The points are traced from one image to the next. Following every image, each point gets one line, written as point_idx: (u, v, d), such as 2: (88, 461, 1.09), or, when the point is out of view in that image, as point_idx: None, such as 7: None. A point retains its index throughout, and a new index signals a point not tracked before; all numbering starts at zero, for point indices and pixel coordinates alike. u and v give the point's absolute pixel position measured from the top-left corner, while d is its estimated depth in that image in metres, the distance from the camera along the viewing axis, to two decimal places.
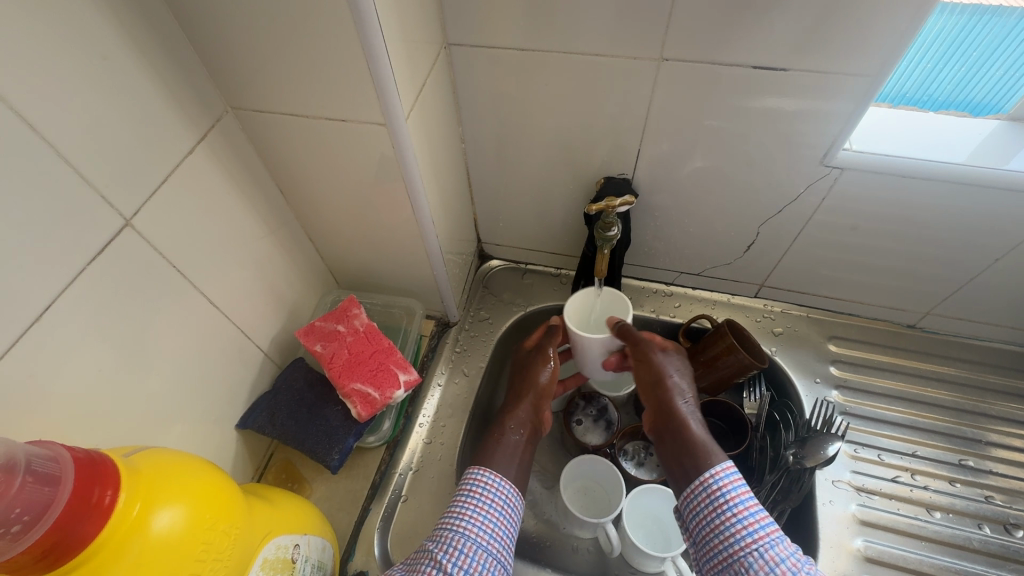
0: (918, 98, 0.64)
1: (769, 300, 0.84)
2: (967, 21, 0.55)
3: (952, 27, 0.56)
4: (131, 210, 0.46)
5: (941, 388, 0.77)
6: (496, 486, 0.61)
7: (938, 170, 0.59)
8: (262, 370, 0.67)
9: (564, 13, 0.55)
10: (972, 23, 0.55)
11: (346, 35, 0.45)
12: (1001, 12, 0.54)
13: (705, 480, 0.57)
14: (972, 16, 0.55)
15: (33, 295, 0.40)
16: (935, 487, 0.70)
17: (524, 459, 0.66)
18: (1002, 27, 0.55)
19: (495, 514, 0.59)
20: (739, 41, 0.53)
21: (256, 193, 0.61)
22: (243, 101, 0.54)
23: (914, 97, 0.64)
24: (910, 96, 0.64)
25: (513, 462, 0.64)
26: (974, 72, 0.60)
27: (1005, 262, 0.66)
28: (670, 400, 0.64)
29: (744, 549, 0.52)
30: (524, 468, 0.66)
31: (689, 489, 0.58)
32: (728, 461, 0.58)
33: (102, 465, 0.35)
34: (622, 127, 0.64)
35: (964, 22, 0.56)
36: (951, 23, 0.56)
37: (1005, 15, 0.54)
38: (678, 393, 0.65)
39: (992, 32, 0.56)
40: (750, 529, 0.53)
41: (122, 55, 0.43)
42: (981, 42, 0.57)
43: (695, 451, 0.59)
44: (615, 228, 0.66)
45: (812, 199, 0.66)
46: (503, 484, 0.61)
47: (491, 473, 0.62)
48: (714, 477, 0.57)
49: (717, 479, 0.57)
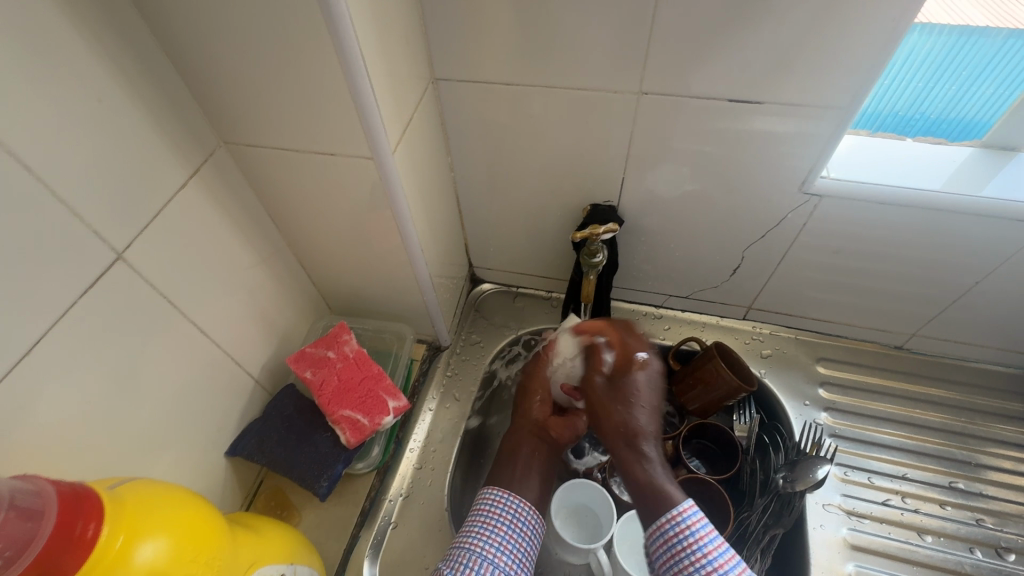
0: (910, 117, 0.64)
1: (757, 322, 0.85)
2: (955, 42, 0.56)
3: (940, 48, 0.57)
4: (123, 243, 0.48)
5: (930, 409, 0.77)
6: (504, 502, 0.64)
7: (915, 197, 0.60)
8: (253, 396, 0.67)
9: (545, 50, 0.57)
10: (960, 44, 0.56)
11: (334, 73, 0.47)
12: (988, 33, 0.55)
13: (673, 518, 0.57)
14: (960, 36, 0.56)
15: (25, 328, 0.41)
16: (925, 510, 0.70)
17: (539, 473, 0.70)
18: (989, 48, 0.56)
19: (509, 534, 0.61)
20: (713, 75, 0.55)
21: (249, 223, 0.62)
22: (236, 135, 0.55)
23: (906, 115, 0.64)
24: (900, 115, 0.64)
25: (525, 482, 0.68)
26: (965, 91, 0.60)
27: (986, 284, 0.68)
28: (629, 436, 0.63)
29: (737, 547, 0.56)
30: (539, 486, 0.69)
31: (654, 526, 0.58)
32: (687, 502, 0.58)
33: (87, 497, 0.36)
34: (606, 156, 0.66)
35: (953, 42, 0.56)
36: (939, 43, 0.57)
37: (992, 36, 0.55)
38: (647, 433, 0.63)
39: (980, 51, 0.57)
40: (699, 563, 0.54)
41: (116, 96, 0.45)
42: (970, 63, 0.57)
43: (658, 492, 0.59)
44: (600, 255, 0.69)
45: (795, 223, 0.68)
46: (519, 504, 0.64)
47: (502, 493, 0.65)
48: (681, 515, 0.57)
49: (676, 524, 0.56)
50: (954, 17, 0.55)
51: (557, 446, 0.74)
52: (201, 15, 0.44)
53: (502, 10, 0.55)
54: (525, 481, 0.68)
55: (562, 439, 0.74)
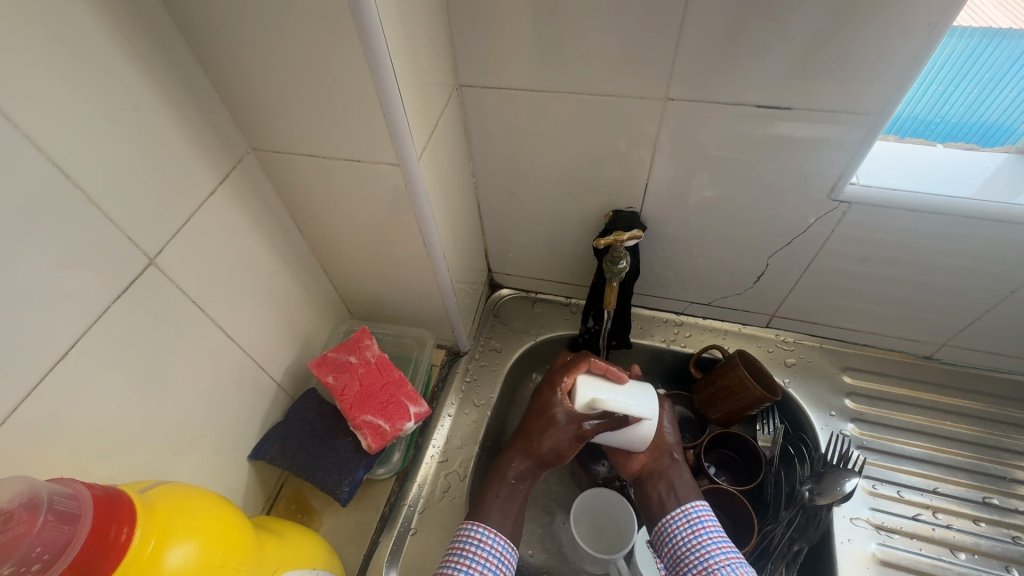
0: (929, 121, 0.63)
1: (781, 330, 0.83)
2: (976, 45, 0.55)
3: (960, 52, 0.55)
4: (154, 248, 0.48)
5: (961, 421, 0.75)
6: (490, 543, 0.60)
7: (949, 204, 0.59)
8: (275, 400, 0.68)
9: (570, 56, 0.57)
10: (982, 47, 0.55)
11: (362, 81, 0.47)
12: (1010, 35, 0.53)
13: (687, 508, 0.62)
14: (981, 39, 0.54)
15: (59, 331, 0.42)
16: (958, 526, 0.68)
17: (519, 513, 0.64)
18: (1012, 50, 0.54)
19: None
20: (740, 81, 0.55)
21: (274, 229, 0.63)
22: (264, 142, 0.56)
23: (927, 119, 0.63)
24: (921, 119, 0.63)
25: (507, 516, 0.63)
26: (987, 95, 0.59)
27: (1022, 294, 0.66)
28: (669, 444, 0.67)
29: (716, 564, 0.56)
30: (515, 517, 0.64)
31: (668, 516, 0.62)
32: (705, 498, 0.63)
33: (120, 501, 0.36)
34: (629, 162, 0.66)
35: (973, 46, 0.55)
36: (961, 46, 0.55)
37: (1014, 39, 0.53)
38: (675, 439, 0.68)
39: (1003, 54, 0.55)
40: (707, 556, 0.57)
41: (150, 105, 0.46)
42: (992, 66, 0.56)
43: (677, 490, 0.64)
44: (624, 262, 0.68)
45: (822, 229, 0.66)
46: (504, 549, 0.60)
47: (483, 528, 0.61)
48: (695, 507, 0.62)
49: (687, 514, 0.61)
50: (976, 20, 0.53)
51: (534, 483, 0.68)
52: (232, 24, 0.45)
53: (526, 16, 0.55)
54: (500, 515, 0.63)
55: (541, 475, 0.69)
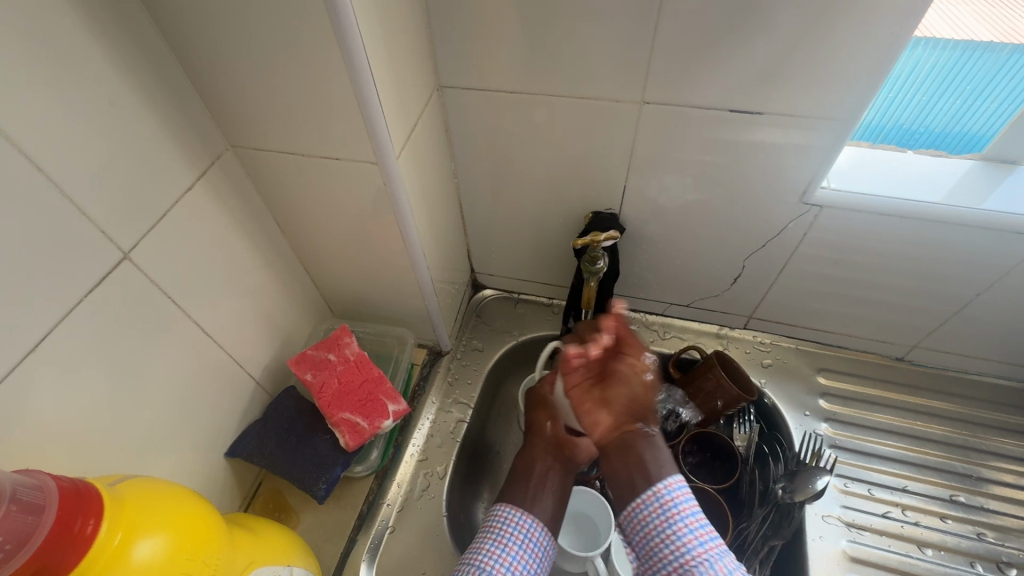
0: (913, 129, 0.64)
1: (758, 332, 0.85)
2: (959, 56, 0.56)
3: (943, 63, 0.57)
4: (129, 244, 0.48)
5: (931, 421, 0.77)
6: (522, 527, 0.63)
7: (916, 208, 0.60)
8: (253, 397, 0.68)
9: (549, 58, 0.58)
10: (964, 59, 0.56)
11: (340, 79, 0.47)
12: (991, 48, 0.55)
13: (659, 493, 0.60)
14: (964, 51, 0.55)
15: (33, 324, 0.42)
16: (926, 523, 0.70)
17: (554, 495, 0.67)
18: (994, 62, 0.56)
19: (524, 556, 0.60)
20: (713, 87, 0.56)
21: (254, 226, 0.63)
22: (243, 139, 0.56)
23: (909, 128, 0.65)
24: (905, 128, 0.64)
25: (538, 500, 0.66)
26: (970, 105, 0.60)
27: (987, 297, 0.68)
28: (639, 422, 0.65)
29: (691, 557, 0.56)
30: (555, 506, 0.66)
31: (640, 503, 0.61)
32: (677, 474, 0.62)
33: (87, 494, 0.36)
34: (608, 164, 0.67)
35: (957, 57, 0.56)
36: (942, 57, 0.56)
37: (997, 51, 0.55)
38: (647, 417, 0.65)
39: (984, 66, 0.56)
40: (688, 545, 0.56)
41: (127, 100, 0.46)
42: (974, 77, 0.57)
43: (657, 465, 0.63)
44: (601, 262, 0.69)
45: (796, 232, 0.68)
46: (532, 525, 0.63)
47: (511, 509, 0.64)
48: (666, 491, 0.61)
49: (660, 497, 0.60)
50: (956, 31, 0.55)
51: (573, 464, 0.71)
52: (210, 19, 0.45)
53: (507, 19, 0.56)
54: (539, 503, 0.65)
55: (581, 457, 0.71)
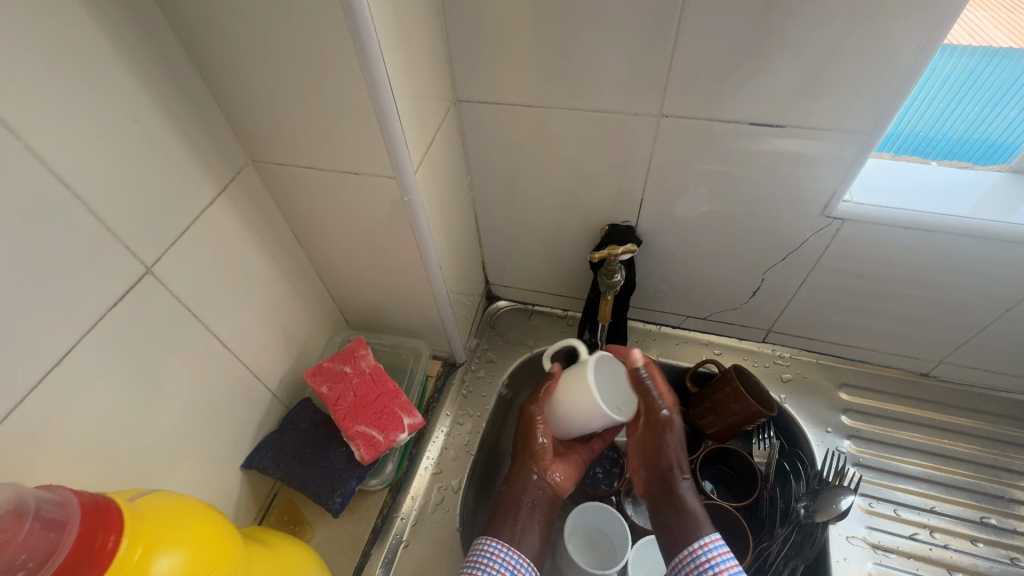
0: (931, 137, 0.63)
1: (777, 345, 0.83)
2: (977, 63, 0.55)
3: (960, 70, 0.56)
4: (152, 257, 0.49)
5: (959, 439, 0.75)
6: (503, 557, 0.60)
7: (944, 222, 0.59)
8: (270, 408, 0.68)
9: (566, 73, 0.58)
10: (983, 65, 0.55)
11: (360, 96, 0.48)
12: (1011, 54, 0.53)
13: (694, 552, 0.58)
14: (981, 58, 0.54)
15: (58, 337, 0.42)
16: (955, 546, 0.67)
17: (536, 528, 0.66)
18: (1013, 69, 0.54)
19: None
20: (733, 99, 0.55)
21: (272, 239, 0.64)
22: (263, 154, 0.57)
23: (927, 136, 0.63)
24: (921, 135, 0.63)
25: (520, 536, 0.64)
26: (987, 113, 0.59)
27: (1016, 312, 0.66)
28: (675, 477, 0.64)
29: None
30: (539, 538, 0.65)
31: (681, 558, 0.59)
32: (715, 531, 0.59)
33: (107, 509, 0.36)
34: (625, 177, 0.67)
35: (974, 63, 0.55)
36: (960, 64, 0.55)
37: (1015, 57, 0.53)
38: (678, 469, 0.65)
39: (1002, 74, 0.55)
40: None
41: (152, 116, 0.47)
42: (992, 84, 0.56)
43: (689, 523, 0.61)
44: (619, 275, 0.69)
45: (817, 245, 0.67)
46: (518, 561, 0.60)
47: (497, 542, 0.61)
48: (703, 549, 0.58)
49: (705, 552, 0.57)
50: (973, 39, 0.54)
51: (554, 496, 0.69)
52: (234, 38, 0.46)
53: (524, 32, 0.56)
54: (523, 538, 0.64)
55: (564, 487, 0.70)
